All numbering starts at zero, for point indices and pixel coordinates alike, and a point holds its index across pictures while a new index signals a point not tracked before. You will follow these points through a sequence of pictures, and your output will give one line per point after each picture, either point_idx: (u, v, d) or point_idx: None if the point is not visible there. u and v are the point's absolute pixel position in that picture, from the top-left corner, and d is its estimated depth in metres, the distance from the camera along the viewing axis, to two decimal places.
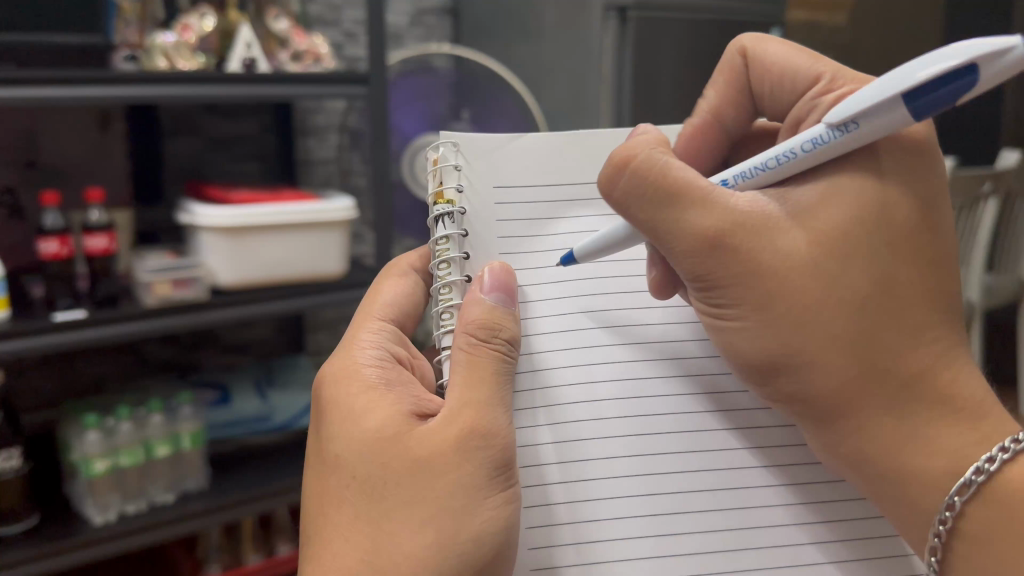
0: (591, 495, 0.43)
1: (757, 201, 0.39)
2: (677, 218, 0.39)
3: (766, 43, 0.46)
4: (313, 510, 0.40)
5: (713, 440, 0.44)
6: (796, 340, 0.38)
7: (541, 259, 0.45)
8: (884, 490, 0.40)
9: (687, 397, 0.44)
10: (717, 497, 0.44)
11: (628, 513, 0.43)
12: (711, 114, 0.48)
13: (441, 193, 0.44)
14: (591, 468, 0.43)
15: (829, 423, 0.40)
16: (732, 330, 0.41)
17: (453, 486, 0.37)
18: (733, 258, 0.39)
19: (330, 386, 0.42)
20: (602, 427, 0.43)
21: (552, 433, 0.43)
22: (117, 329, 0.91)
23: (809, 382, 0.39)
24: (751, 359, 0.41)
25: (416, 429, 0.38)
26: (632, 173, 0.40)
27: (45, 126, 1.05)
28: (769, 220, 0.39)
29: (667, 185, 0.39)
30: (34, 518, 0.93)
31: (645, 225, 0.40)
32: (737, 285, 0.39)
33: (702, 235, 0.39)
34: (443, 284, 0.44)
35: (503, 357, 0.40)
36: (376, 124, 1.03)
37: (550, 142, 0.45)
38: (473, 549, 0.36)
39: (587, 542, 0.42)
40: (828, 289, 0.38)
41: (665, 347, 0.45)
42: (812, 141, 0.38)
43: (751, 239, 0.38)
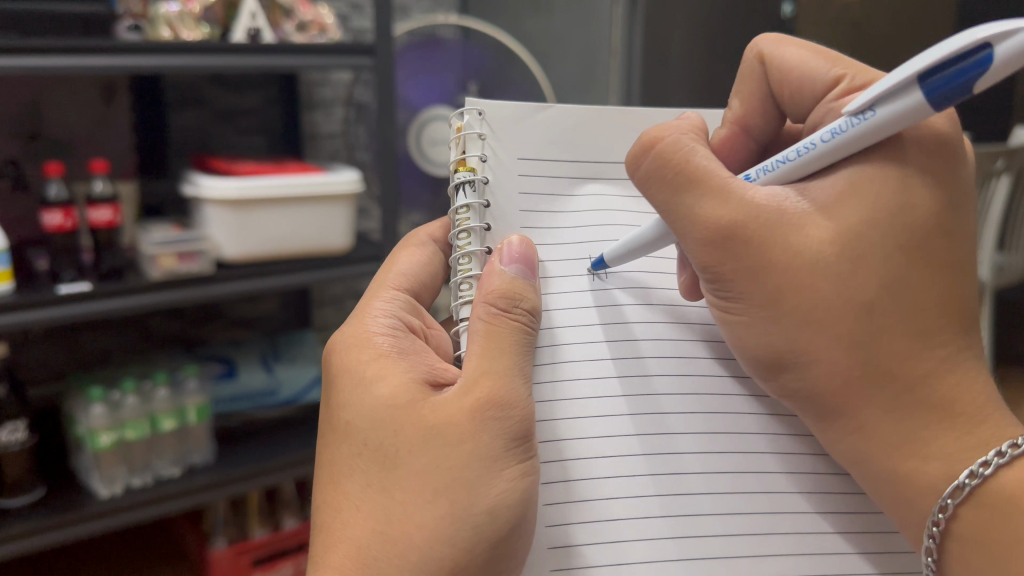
0: (657, 470, 0.41)
1: (777, 195, 0.38)
2: (688, 207, 0.39)
3: (784, 46, 0.43)
4: (324, 478, 0.39)
5: (734, 423, 0.43)
6: (799, 339, 0.37)
7: (563, 231, 0.44)
8: (883, 489, 0.39)
9: (739, 380, 0.43)
10: (740, 481, 0.42)
11: (689, 489, 0.41)
12: (736, 123, 0.45)
13: (463, 162, 0.42)
14: (659, 443, 0.41)
15: (830, 422, 0.39)
16: (737, 326, 0.40)
17: (468, 457, 0.35)
18: (747, 250, 0.37)
19: (341, 354, 0.41)
20: (661, 401, 0.42)
21: (603, 406, 0.41)
22: (121, 303, 0.89)
23: (814, 378, 0.38)
24: (756, 355, 0.40)
25: (431, 398, 0.37)
26: (657, 160, 0.40)
27: (49, 96, 1.03)
28: (787, 215, 0.37)
29: (688, 170, 0.39)
30: (39, 491, 0.92)
31: (663, 206, 0.40)
32: (747, 281, 0.38)
33: (714, 224, 0.38)
34: (462, 254, 0.42)
35: (524, 329, 0.38)
36: (381, 96, 1.01)
37: (576, 117, 0.44)
38: (489, 522, 0.35)
39: (651, 517, 0.40)
40: (836, 290, 0.36)
41: (702, 329, 0.44)
42: (832, 131, 0.36)
43: (766, 232, 0.37)
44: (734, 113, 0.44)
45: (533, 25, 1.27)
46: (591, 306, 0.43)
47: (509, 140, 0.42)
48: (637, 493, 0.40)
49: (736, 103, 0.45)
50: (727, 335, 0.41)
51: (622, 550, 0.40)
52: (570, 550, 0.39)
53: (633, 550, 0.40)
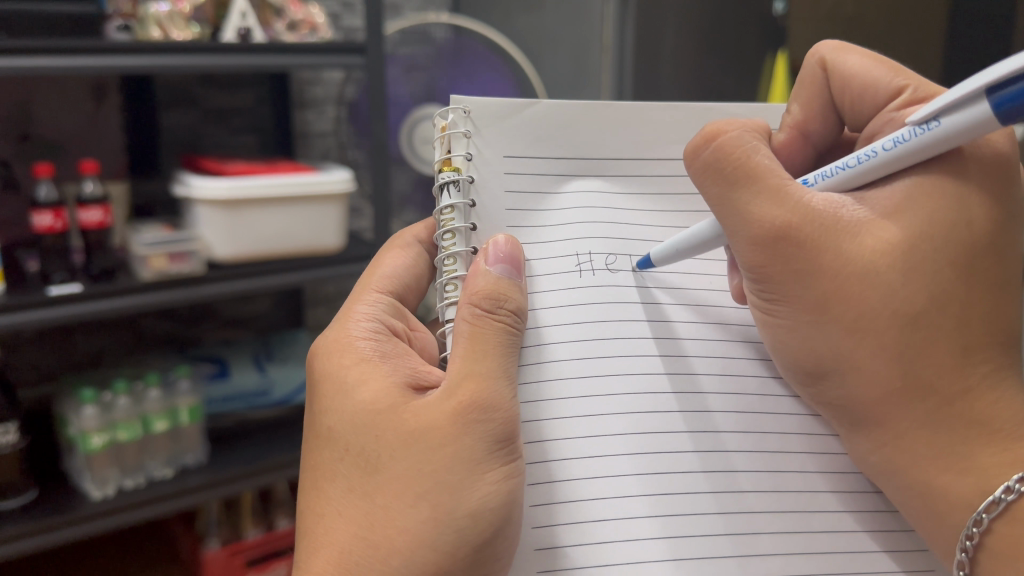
0: (648, 468, 0.40)
1: (833, 201, 0.38)
2: (744, 203, 0.39)
3: (847, 53, 0.44)
4: (307, 484, 0.39)
5: (763, 423, 0.42)
6: (843, 346, 0.38)
7: (550, 229, 0.43)
8: (913, 501, 0.39)
9: (726, 376, 0.43)
10: (775, 479, 0.42)
11: (670, 489, 0.40)
12: (796, 128, 0.45)
13: (448, 161, 0.42)
14: (662, 441, 0.41)
15: (862, 430, 0.40)
16: (781, 330, 0.40)
17: (451, 460, 0.35)
18: (796, 253, 0.38)
19: (323, 359, 0.41)
20: (708, 401, 0.42)
21: (650, 402, 0.41)
22: (110, 304, 0.89)
23: (854, 388, 0.38)
24: (796, 362, 0.40)
25: (413, 402, 0.37)
26: (719, 150, 0.40)
27: (38, 97, 1.03)
28: (840, 221, 0.38)
29: (748, 167, 0.39)
30: (31, 493, 0.91)
31: (717, 202, 0.40)
32: (794, 284, 0.38)
33: (767, 224, 0.38)
34: (447, 255, 0.42)
35: (509, 330, 0.38)
36: (375, 93, 1.01)
37: (563, 111, 0.43)
38: (471, 526, 0.35)
39: (705, 514, 0.40)
40: (884, 300, 0.36)
41: (720, 327, 0.44)
42: (894, 139, 0.36)
43: (819, 236, 0.37)
44: (795, 117, 0.45)
45: (527, 22, 1.27)
46: (585, 304, 0.42)
47: (495, 137, 0.42)
48: (625, 493, 0.40)
49: (797, 107, 0.45)
50: (771, 340, 0.41)
51: (609, 553, 0.39)
52: (556, 552, 0.39)
53: (618, 551, 0.39)
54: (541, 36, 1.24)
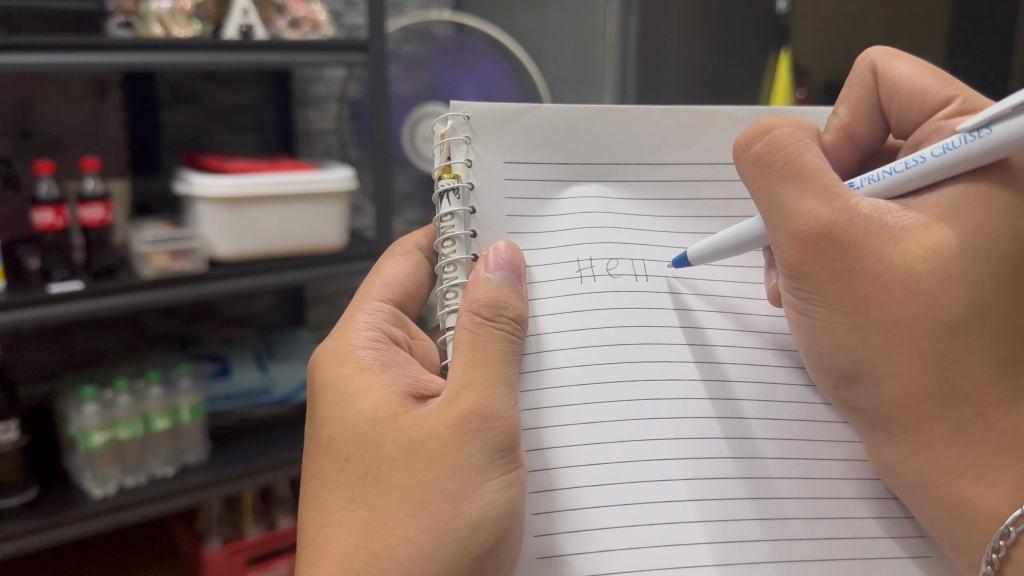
0: (648, 476, 0.40)
1: (879, 206, 0.38)
2: (791, 200, 0.39)
3: (898, 60, 0.44)
4: (307, 493, 0.39)
5: (798, 430, 0.42)
6: (878, 350, 0.37)
7: (551, 235, 0.42)
8: (935, 513, 0.39)
9: (733, 381, 0.43)
10: (807, 484, 0.42)
11: (711, 494, 0.40)
12: (842, 129, 0.45)
13: (448, 168, 0.42)
14: (697, 447, 0.41)
15: (893, 438, 0.39)
16: (816, 331, 0.40)
17: (452, 469, 0.35)
18: (840, 254, 0.37)
19: (323, 368, 0.41)
20: (744, 408, 0.42)
21: (696, 407, 0.41)
22: (110, 303, 0.88)
23: (886, 393, 0.38)
24: (830, 365, 0.40)
25: (413, 410, 0.37)
26: (772, 144, 0.40)
27: (38, 94, 1.02)
28: (886, 226, 0.37)
29: (799, 164, 0.39)
30: (32, 491, 0.91)
31: (763, 198, 0.40)
32: (833, 284, 0.38)
33: (813, 222, 0.38)
34: (448, 262, 0.41)
35: (509, 337, 0.37)
36: (377, 91, 1.00)
37: (563, 116, 0.43)
38: (470, 535, 0.34)
39: (747, 519, 0.40)
40: (922, 306, 0.36)
41: (721, 334, 0.43)
42: (944, 146, 0.37)
43: (865, 238, 0.37)
44: (843, 118, 0.45)
45: (529, 20, 1.27)
46: (587, 310, 0.41)
47: (495, 143, 0.42)
48: (621, 501, 0.39)
49: (844, 109, 0.45)
50: (805, 342, 0.41)
51: (616, 561, 0.38)
52: (558, 561, 0.38)
53: (626, 558, 0.38)
54: (544, 34, 1.24)
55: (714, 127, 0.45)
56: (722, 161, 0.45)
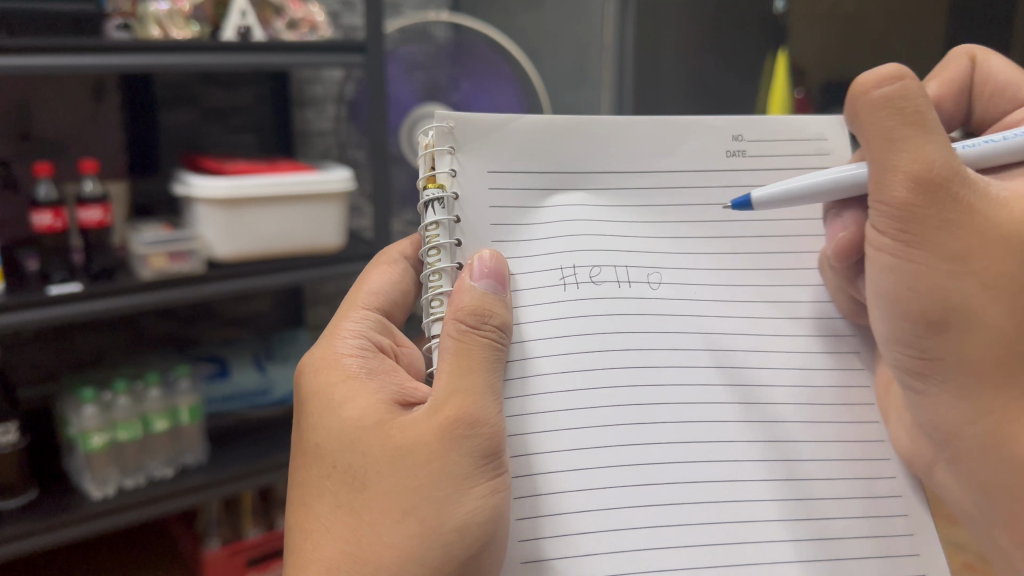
0: (627, 480, 0.40)
1: (977, 171, 0.39)
2: (915, 140, 0.38)
3: (991, 58, 0.50)
4: (294, 501, 0.39)
5: (791, 433, 0.43)
6: (975, 299, 0.38)
7: (537, 243, 0.42)
8: (994, 478, 0.40)
9: (714, 386, 0.43)
10: (777, 487, 0.42)
11: (697, 498, 0.41)
12: None
13: (432, 178, 0.41)
14: (698, 448, 0.41)
15: (964, 397, 0.40)
16: (907, 273, 0.39)
17: (438, 476, 0.35)
18: (950, 199, 0.37)
19: (309, 377, 0.41)
20: (729, 411, 0.42)
21: (694, 410, 0.42)
22: (110, 303, 0.89)
23: (970, 344, 0.39)
24: (916, 310, 0.39)
25: (399, 417, 0.37)
26: (902, 88, 0.39)
27: (37, 96, 1.02)
28: (985, 186, 0.38)
29: (924, 111, 0.39)
30: (32, 492, 0.91)
31: (882, 135, 0.39)
32: (939, 227, 0.38)
33: (934, 166, 0.37)
34: (432, 271, 0.42)
35: (495, 344, 0.37)
36: (375, 93, 1.00)
37: (545, 128, 0.43)
38: (457, 540, 0.35)
39: (714, 524, 0.40)
40: (1014, 265, 0.37)
41: (704, 337, 0.44)
42: (1018, 132, 0.41)
43: (972, 191, 0.38)
44: None
45: (527, 20, 1.27)
46: (569, 317, 0.41)
47: (478, 153, 0.42)
48: (606, 507, 0.39)
49: None
50: (885, 290, 0.41)
51: (594, 564, 0.38)
52: (542, 565, 0.38)
53: (606, 563, 0.38)
54: (542, 34, 1.23)
55: (692, 138, 0.46)
56: (702, 168, 0.46)
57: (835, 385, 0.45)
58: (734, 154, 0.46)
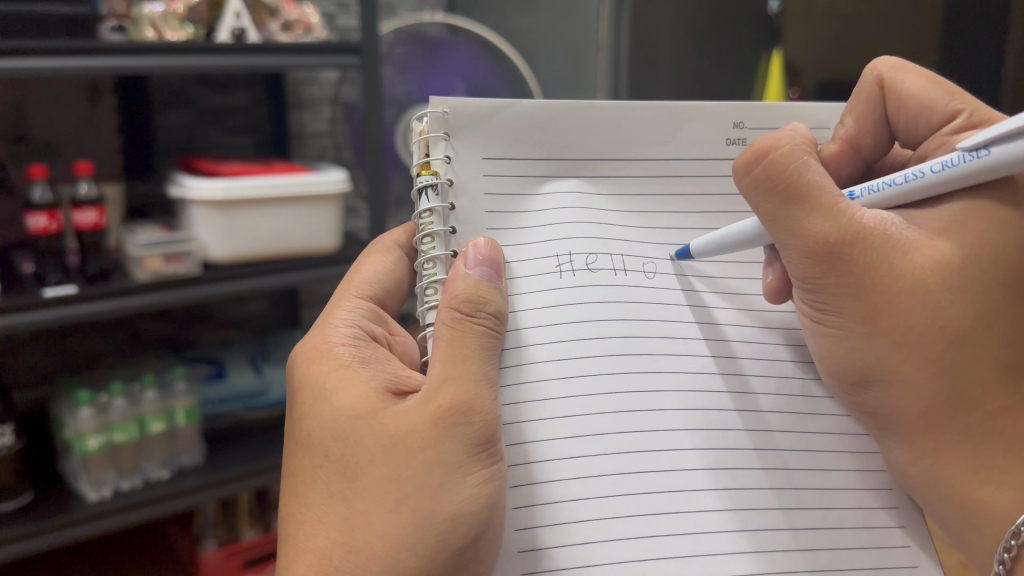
0: (631, 468, 0.40)
1: (883, 218, 0.39)
2: (796, 219, 0.39)
3: (908, 73, 0.45)
4: (287, 491, 0.39)
5: (804, 422, 0.44)
6: (889, 359, 0.38)
7: (535, 230, 0.43)
8: (949, 514, 0.40)
9: (710, 375, 0.43)
10: (766, 476, 0.42)
11: (742, 484, 0.41)
12: (847, 140, 0.46)
13: (426, 165, 0.41)
14: (721, 437, 0.42)
15: (902, 442, 0.40)
16: (831, 339, 0.41)
17: (431, 464, 0.35)
18: (846, 268, 0.38)
19: (302, 367, 0.41)
20: (760, 400, 0.43)
21: (711, 399, 0.42)
22: (105, 305, 0.89)
23: (897, 399, 0.39)
24: (841, 371, 0.41)
25: (392, 406, 0.37)
26: (770, 167, 0.40)
27: (33, 98, 1.02)
28: (891, 238, 0.38)
29: (801, 183, 0.39)
30: (28, 495, 0.91)
31: (768, 216, 0.40)
32: (844, 296, 0.39)
33: (820, 239, 0.38)
34: (427, 259, 0.41)
35: (488, 332, 0.38)
36: (369, 94, 1.00)
37: (541, 111, 0.43)
38: (451, 530, 0.35)
39: (710, 510, 0.40)
40: (930, 317, 0.37)
41: (703, 328, 0.44)
42: (943, 163, 0.37)
43: (868, 253, 0.38)
44: (847, 130, 0.45)
45: (522, 22, 1.27)
46: (566, 305, 0.41)
47: (472, 141, 0.42)
48: (606, 494, 0.39)
49: (850, 120, 0.46)
50: (817, 348, 0.42)
51: (589, 552, 0.38)
52: (539, 555, 0.38)
53: (603, 552, 0.38)
54: (537, 36, 1.24)
55: (690, 125, 0.46)
56: (696, 157, 0.46)
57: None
58: (734, 142, 0.46)
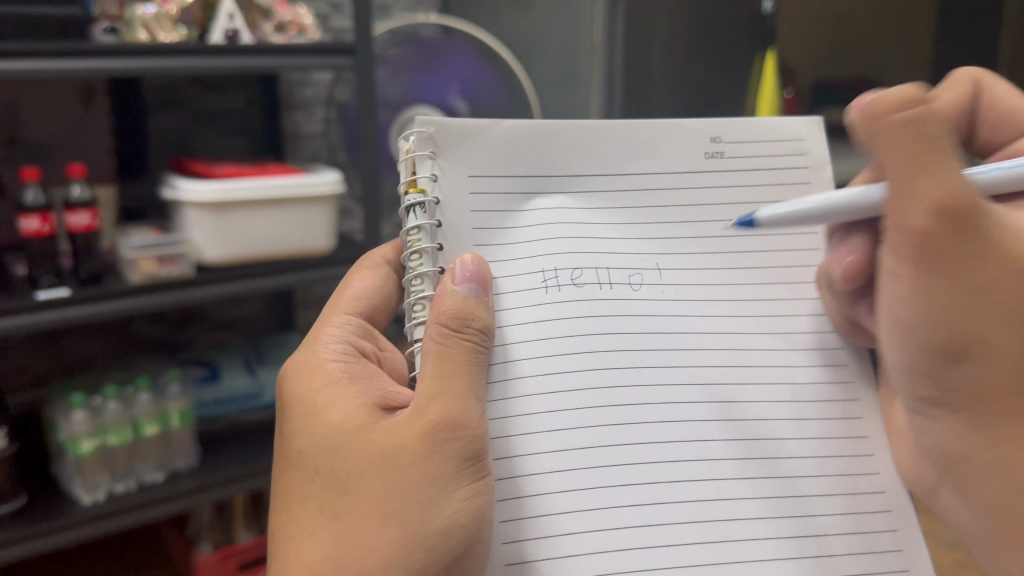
0: (603, 480, 0.40)
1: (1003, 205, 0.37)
2: (934, 162, 0.35)
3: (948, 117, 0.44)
4: (277, 506, 0.39)
5: (778, 430, 0.43)
6: (995, 339, 0.35)
7: (517, 247, 0.42)
8: (993, 516, 0.38)
9: (693, 383, 0.43)
10: (738, 484, 0.42)
11: (710, 494, 0.41)
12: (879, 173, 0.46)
13: (414, 183, 0.41)
14: (695, 447, 0.42)
15: (977, 431, 0.38)
16: (924, 303, 0.37)
17: (420, 479, 0.35)
18: (971, 228, 0.35)
19: (291, 383, 0.41)
20: (733, 410, 0.43)
21: (684, 410, 0.42)
22: (98, 308, 0.88)
23: (987, 383, 0.36)
24: (933, 337, 0.37)
25: (382, 421, 0.37)
26: (913, 107, 0.36)
27: (25, 100, 1.02)
28: (1011, 224, 0.36)
29: (935, 135, 0.36)
30: (21, 499, 0.91)
31: (902, 152, 0.36)
32: (963, 257, 0.35)
33: (958, 189, 0.35)
34: (415, 275, 0.41)
35: (477, 348, 0.37)
36: (363, 96, 1.00)
37: (527, 130, 0.43)
38: (440, 543, 0.35)
39: (670, 523, 0.40)
40: None
41: (683, 337, 0.43)
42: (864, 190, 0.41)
43: (993, 224, 0.35)
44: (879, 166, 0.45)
45: (516, 23, 1.27)
46: (550, 320, 0.41)
47: (459, 159, 0.41)
48: (586, 506, 0.39)
49: None
50: (902, 314, 0.38)
51: (572, 563, 0.38)
52: (525, 568, 0.38)
53: (580, 562, 0.38)
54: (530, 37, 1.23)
55: (681, 134, 0.46)
56: (677, 171, 0.45)
57: (810, 381, 0.45)
58: (712, 155, 0.46)
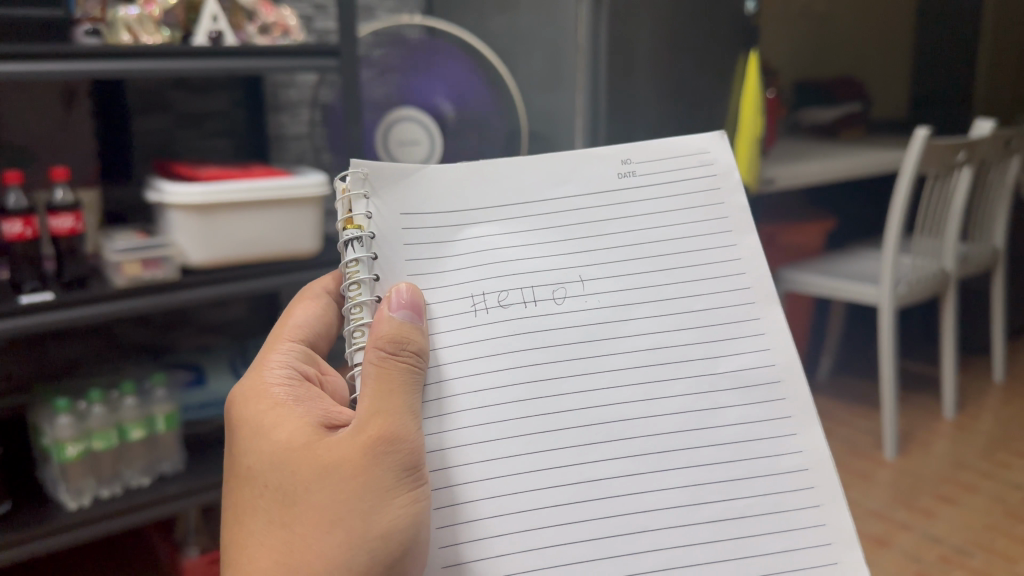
0: (525, 503, 0.36)
1: None
2: None
3: None
4: (229, 520, 0.39)
5: (704, 455, 0.38)
6: None
7: (443, 276, 0.38)
8: None
9: (614, 388, 0.38)
10: (678, 505, 0.38)
11: (655, 506, 0.37)
12: None
13: (349, 220, 0.38)
14: (630, 462, 0.38)
15: None
16: None
17: (361, 486, 0.36)
18: None
19: (239, 407, 0.41)
20: (661, 439, 0.38)
21: (608, 432, 0.38)
22: (83, 313, 0.87)
23: None
24: None
25: (326, 437, 0.37)
26: None
27: (7, 104, 1.01)
28: None
29: None
30: (6, 504, 0.90)
31: None
32: None
33: None
34: (353, 305, 0.38)
35: (415, 369, 0.36)
36: (348, 98, 0.99)
37: (450, 175, 0.40)
38: (381, 545, 0.35)
39: (615, 532, 0.37)
40: None
41: (608, 342, 0.39)
42: None
43: None
44: None
45: (500, 22, 1.26)
46: (477, 342, 0.38)
47: (393, 201, 0.38)
48: (521, 511, 0.36)
49: None
50: None
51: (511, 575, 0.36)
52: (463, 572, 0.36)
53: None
54: (517, 37, 1.23)
55: None
56: None
57: (736, 388, 0.39)
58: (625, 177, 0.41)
